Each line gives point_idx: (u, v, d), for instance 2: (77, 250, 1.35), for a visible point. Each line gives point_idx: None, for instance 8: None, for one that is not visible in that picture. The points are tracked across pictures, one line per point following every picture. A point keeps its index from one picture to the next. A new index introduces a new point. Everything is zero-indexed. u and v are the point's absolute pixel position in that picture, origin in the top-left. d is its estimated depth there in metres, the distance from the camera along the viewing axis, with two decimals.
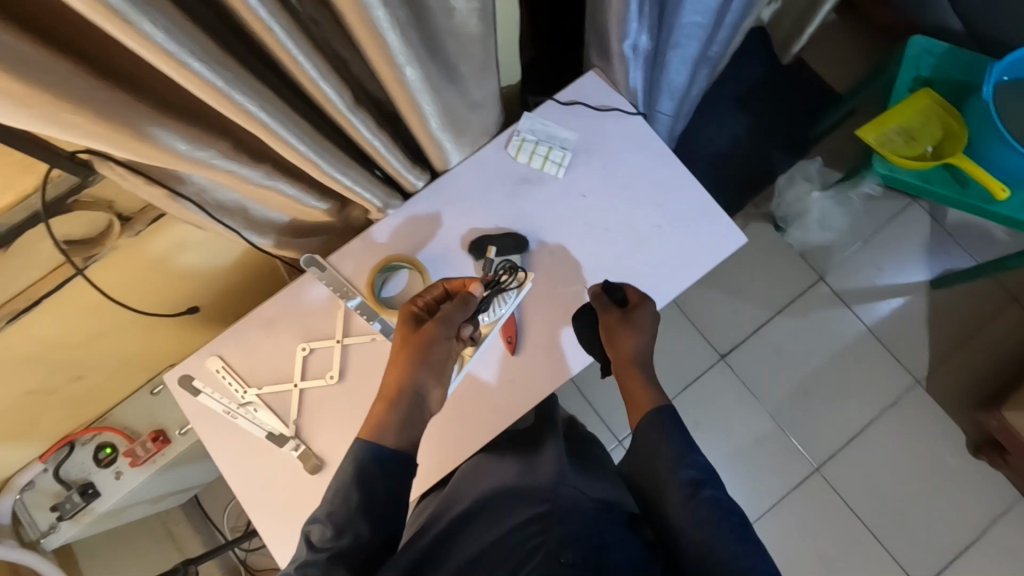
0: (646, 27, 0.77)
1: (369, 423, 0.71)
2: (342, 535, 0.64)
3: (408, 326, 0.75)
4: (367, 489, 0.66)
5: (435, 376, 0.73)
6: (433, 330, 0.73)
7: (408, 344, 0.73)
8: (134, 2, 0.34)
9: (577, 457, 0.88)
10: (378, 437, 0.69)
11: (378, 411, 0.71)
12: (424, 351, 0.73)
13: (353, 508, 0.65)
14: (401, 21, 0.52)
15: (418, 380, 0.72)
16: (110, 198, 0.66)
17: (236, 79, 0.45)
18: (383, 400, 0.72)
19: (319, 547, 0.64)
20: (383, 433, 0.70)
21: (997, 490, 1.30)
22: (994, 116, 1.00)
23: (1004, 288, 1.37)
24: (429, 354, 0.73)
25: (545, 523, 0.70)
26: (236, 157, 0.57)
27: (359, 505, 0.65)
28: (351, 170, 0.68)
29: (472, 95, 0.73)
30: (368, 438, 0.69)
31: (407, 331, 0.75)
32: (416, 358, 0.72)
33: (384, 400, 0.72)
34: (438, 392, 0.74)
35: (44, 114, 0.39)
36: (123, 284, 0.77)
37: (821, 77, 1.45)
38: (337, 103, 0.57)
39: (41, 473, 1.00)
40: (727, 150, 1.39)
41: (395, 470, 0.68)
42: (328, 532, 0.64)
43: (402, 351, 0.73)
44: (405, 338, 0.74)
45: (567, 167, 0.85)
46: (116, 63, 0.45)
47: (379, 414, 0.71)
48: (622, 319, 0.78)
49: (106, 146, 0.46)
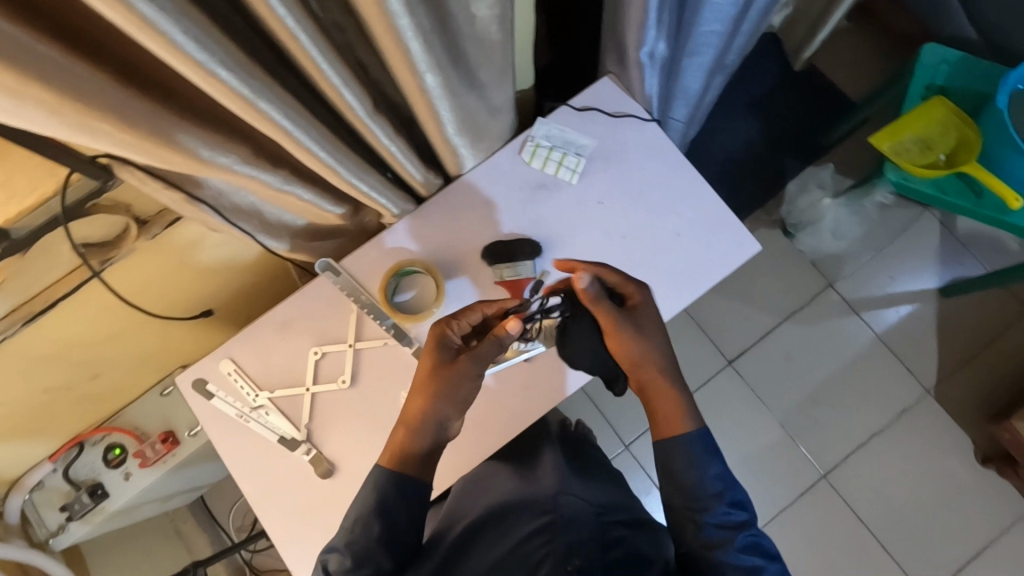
0: (664, 35, 0.77)
1: (389, 449, 0.70)
2: (364, 565, 0.65)
3: (437, 357, 0.69)
4: (387, 518, 0.66)
5: (459, 410, 0.70)
6: (466, 369, 0.68)
7: (436, 381, 0.68)
8: (167, 12, 0.34)
9: (574, 460, 0.89)
10: (401, 471, 0.68)
11: (398, 439, 0.69)
12: (453, 390, 0.68)
13: (373, 538, 0.65)
14: (425, 29, 0.52)
15: (444, 417, 0.68)
16: (129, 202, 0.66)
17: (262, 86, 0.45)
18: (404, 430, 0.69)
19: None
20: (406, 465, 0.68)
21: (1006, 501, 1.30)
22: (1010, 126, 1.00)
23: (1016, 297, 1.37)
24: (458, 394, 0.68)
25: (548, 534, 0.71)
26: (257, 163, 0.57)
27: (377, 537, 0.66)
28: (368, 176, 0.68)
29: (489, 101, 0.73)
30: (389, 470, 0.68)
31: (438, 364, 0.69)
32: (444, 397, 0.68)
33: (405, 429, 0.69)
34: (458, 422, 0.72)
35: (74, 122, 0.40)
36: (138, 286, 0.77)
37: (834, 84, 1.45)
38: (358, 109, 0.57)
39: (51, 473, 1.00)
40: (738, 156, 1.40)
41: (412, 484, 0.68)
42: (347, 561, 0.65)
43: (428, 385, 0.68)
44: (434, 370, 0.69)
45: (580, 173, 0.85)
46: (144, 70, 0.45)
47: (399, 444, 0.69)
48: (632, 326, 0.72)
49: (132, 153, 0.46)
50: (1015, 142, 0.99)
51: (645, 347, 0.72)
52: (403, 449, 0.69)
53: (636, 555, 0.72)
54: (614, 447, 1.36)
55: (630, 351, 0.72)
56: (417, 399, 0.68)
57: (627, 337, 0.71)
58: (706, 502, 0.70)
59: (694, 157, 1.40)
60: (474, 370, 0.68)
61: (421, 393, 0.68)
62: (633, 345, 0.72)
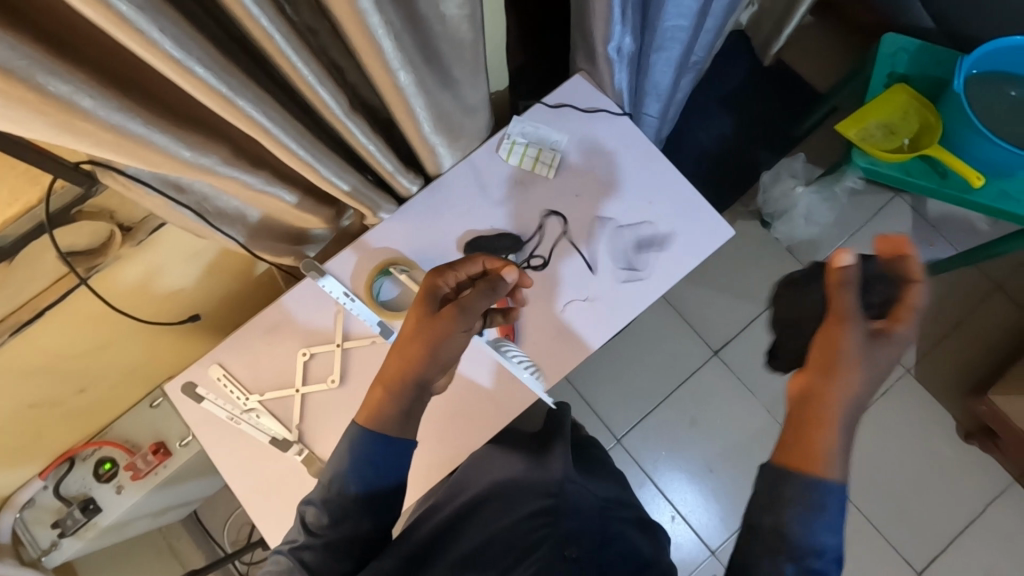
0: (630, 30, 0.80)
1: (367, 407, 0.70)
2: (340, 525, 0.67)
3: (426, 310, 0.70)
4: (364, 483, 0.67)
5: (442, 368, 0.69)
6: (449, 321, 0.67)
7: (422, 333, 0.68)
8: (145, 11, 0.36)
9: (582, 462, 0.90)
10: (377, 427, 0.68)
11: (379, 398, 0.69)
12: (436, 345, 0.67)
13: (349, 499, 0.67)
14: (396, 27, 0.54)
15: (424, 371, 0.68)
16: (113, 208, 0.67)
17: (239, 85, 0.47)
18: (384, 386, 0.69)
19: (313, 531, 0.67)
20: (383, 421, 0.68)
21: (990, 475, 1.33)
22: (967, 108, 1.03)
23: (988, 277, 1.41)
24: (440, 347, 0.67)
25: (550, 518, 0.74)
26: (238, 164, 0.59)
27: (353, 498, 0.67)
28: (348, 175, 0.70)
29: (465, 99, 0.75)
30: (364, 424, 0.69)
31: (425, 317, 0.69)
32: (427, 351, 0.67)
33: (384, 383, 0.69)
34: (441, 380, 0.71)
35: (58, 122, 0.41)
36: (123, 294, 0.78)
37: (802, 77, 1.50)
38: (334, 108, 0.59)
39: (42, 490, 0.99)
40: (713, 151, 1.44)
41: (391, 444, 0.68)
42: (323, 518, 0.67)
43: (414, 335, 0.68)
44: (420, 323, 0.69)
45: (556, 168, 0.88)
46: (126, 74, 0.46)
47: (376, 399, 0.69)
48: (862, 336, 0.63)
49: (112, 153, 0.48)
50: (972, 124, 1.03)
51: (858, 355, 0.62)
52: (381, 411, 0.69)
53: (628, 552, 0.74)
54: (605, 439, 1.37)
55: (841, 350, 0.63)
56: (401, 352, 0.69)
57: (845, 332, 0.63)
58: None
59: (670, 153, 1.44)
60: (457, 321, 0.68)
61: (406, 347, 0.69)
62: (848, 346, 0.63)
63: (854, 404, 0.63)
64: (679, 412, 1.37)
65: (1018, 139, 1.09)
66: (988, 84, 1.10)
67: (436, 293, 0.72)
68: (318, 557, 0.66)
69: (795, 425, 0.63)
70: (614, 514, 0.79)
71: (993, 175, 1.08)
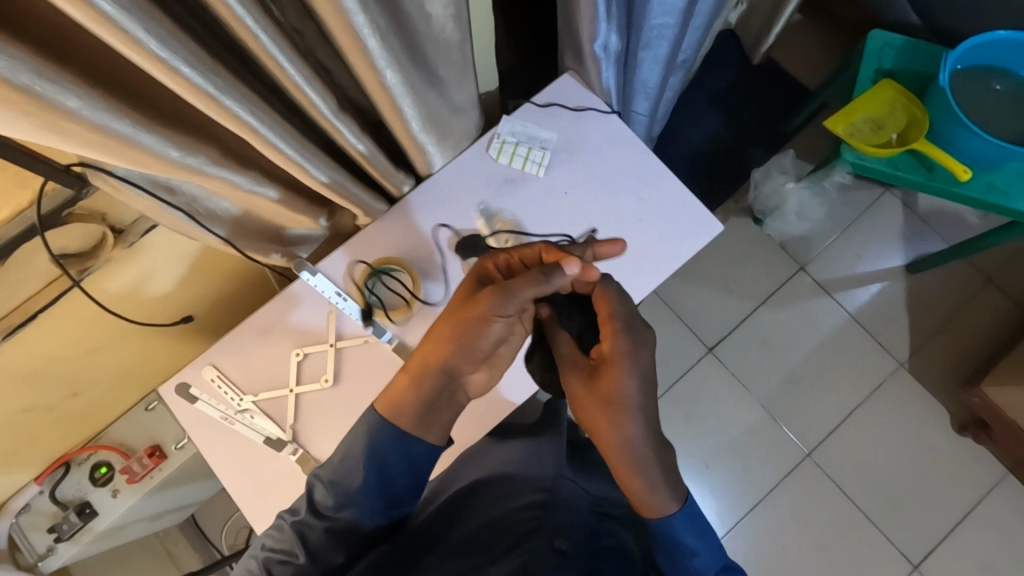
0: (616, 28, 0.81)
1: (387, 392, 0.71)
2: (344, 512, 0.69)
3: (467, 292, 0.71)
4: (374, 472, 0.69)
5: (468, 351, 0.68)
6: (481, 301, 0.66)
7: (457, 312, 0.68)
8: (129, 12, 0.37)
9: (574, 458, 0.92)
10: (389, 412, 0.69)
11: (400, 378, 0.70)
12: (467, 328, 0.67)
13: (355, 487, 0.69)
14: (381, 27, 0.54)
15: (450, 354, 0.68)
16: (104, 210, 0.67)
17: (226, 85, 0.48)
18: (407, 366, 0.70)
19: (319, 512, 0.69)
20: (399, 401, 0.69)
21: (984, 466, 1.34)
22: (953, 102, 1.04)
23: (979, 270, 1.42)
24: (465, 325, 0.67)
25: (541, 510, 0.74)
26: (227, 163, 0.59)
27: (361, 484, 0.69)
28: (339, 175, 0.71)
29: (453, 99, 0.76)
30: (380, 407, 0.70)
31: (466, 299, 0.69)
32: (457, 332, 0.67)
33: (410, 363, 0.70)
34: (468, 366, 0.69)
35: (43, 122, 0.42)
36: (115, 296, 0.79)
37: (791, 74, 1.51)
38: (322, 108, 0.59)
39: (38, 495, 0.99)
40: (704, 149, 1.45)
41: (402, 440, 0.69)
42: (331, 498, 0.69)
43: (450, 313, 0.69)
44: (457, 303, 0.69)
45: (546, 166, 0.88)
46: (113, 76, 0.47)
47: (399, 379, 0.70)
48: (575, 382, 0.71)
49: (100, 153, 0.48)
50: (958, 117, 1.04)
51: (585, 401, 0.70)
52: (399, 391, 0.70)
53: (620, 547, 0.74)
54: None
55: (575, 405, 0.72)
56: (432, 331, 0.70)
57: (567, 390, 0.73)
58: None
59: (661, 151, 1.45)
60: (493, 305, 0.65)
61: (438, 325, 0.69)
62: (572, 394, 0.71)
63: (626, 435, 0.68)
64: (674, 408, 1.38)
65: (1004, 132, 1.09)
66: (973, 79, 1.11)
67: (484, 277, 0.72)
68: (319, 537, 0.68)
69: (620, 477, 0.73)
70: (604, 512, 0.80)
71: (980, 169, 1.09)
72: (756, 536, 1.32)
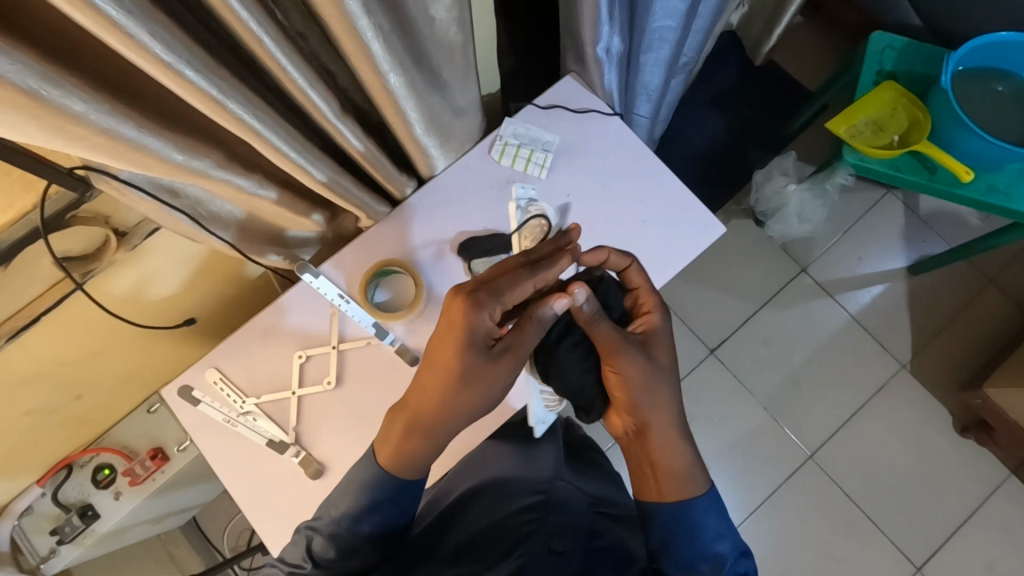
0: (618, 31, 0.82)
1: (395, 451, 0.69)
2: (348, 559, 0.69)
3: (475, 361, 0.63)
4: (376, 518, 0.69)
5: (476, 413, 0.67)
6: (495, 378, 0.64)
7: (471, 387, 0.64)
8: (134, 15, 0.37)
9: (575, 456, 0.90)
10: (401, 470, 0.70)
11: (412, 447, 0.68)
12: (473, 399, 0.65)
13: (360, 537, 0.69)
14: (385, 30, 0.54)
15: (468, 419, 0.67)
16: (108, 212, 0.67)
17: (230, 88, 0.48)
18: (421, 436, 0.67)
19: (320, 563, 0.68)
20: (409, 464, 0.69)
21: (986, 467, 1.33)
22: (954, 103, 1.04)
23: (980, 271, 1.42)
24: (476, 399, 0.65)
25: (538, 512, 0.76)
26: (230, 166, 0.59)
27: (364, 533, 0.69)
28: (341, 178, 0.71)
29: (456, 101, 0.76)
30: (391, 467, 0.69)
31: (477, 375, 0.64)
32: (476, 406, 0.66)
33: (413, 431, 0.67)
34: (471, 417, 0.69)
35: (50, 127, 0.42)
36: (117, 298, 0.78)
37: (792, 76, 1.51)
38: (325, 111, 0.60)
39: (40, 497, 0.98)
40: (706, 151, 1.46)
41: (407, 449, 0.68)
42: (332, 551, 0.68)
43: (454, 386, 0.64)
44: (467, 377, 0.64)
45: (548, 168, 0.88)
46: (119, 79, 0.47)
47: (404, 445, 0.68)
48: (634, 364, 0.66)
49: (105, 157, 0.48)
50: (959, 118, 1.04)
51: (638, 386, 0.66)
52: (413, 456, 0.69)
53: (622, 549, 0.74)
54: (604, 439, 1.37)
55: (625, 388, 0.67)
56: (443, 406, 0.65)
57: (616, 372, 0.66)
58: (695, 479, 0.69)
59: (663, 152, 1.45)
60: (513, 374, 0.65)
61: (450, 401, 0.65)
62: (628, 377, 0.66)
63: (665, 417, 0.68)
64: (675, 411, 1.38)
65: (1006, 134, 1.09)
66: (974, 80, 1.11)
67: (483, 336, 0.64)
68: None
69: (639, 465, 0.71)
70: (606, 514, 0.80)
71: (982, 170, 1.08)
72: (757, 539, 1.32)
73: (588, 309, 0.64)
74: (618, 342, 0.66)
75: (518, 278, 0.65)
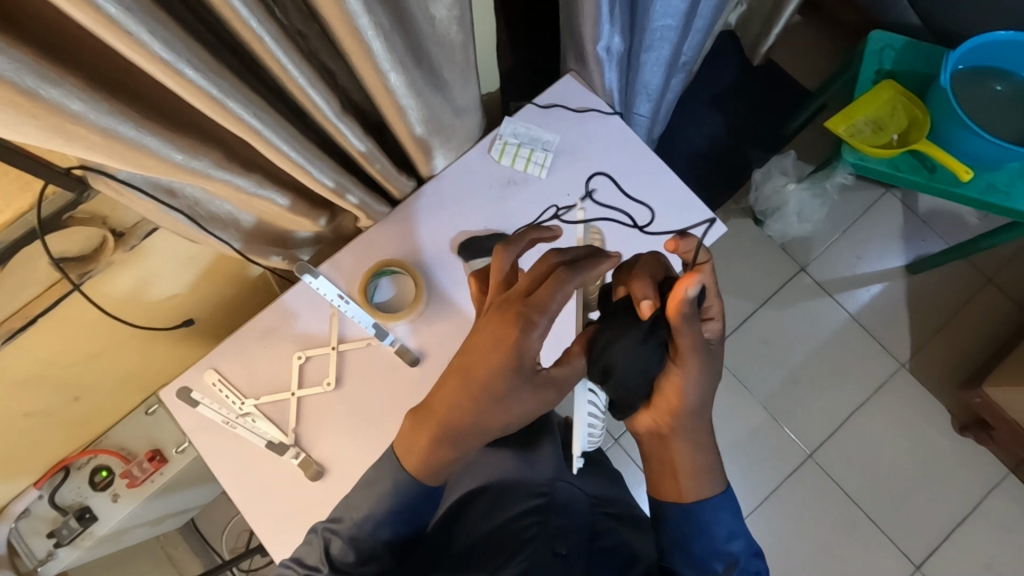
0: (618, 30, 0.81)
1: (421, 460, 0.67)
2: (365, 565, 0.68)
3: (517, 383, 0.60)
4: (397, 523, 0.69)
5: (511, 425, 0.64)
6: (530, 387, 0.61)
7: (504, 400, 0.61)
8: (134, 14, 0.36)
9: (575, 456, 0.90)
10: (425, 474, 0.68)
11: (440, 456, 0.66)
12: (508, 410, 0.62)
13: (380, 542, 0.69)
14: (385, 29, 0.54)
15: (501, 432, 0.65)
16: (105, 213, 0.67)
17: (230, 87, 0.47)
18: (452, 447, 0.65)
19: (337, 566, 0.67)
20: (433, 470, 0.67)
21: (986, 465, 1.34)
22: (953, 102, 1.04)
23: (978, 269, 1.42)
24: (511, 410, 0.62)
25: (542, 514, 0.76)
26: (229, 166, 0.59)
27: (385, 539, 0.69)
28: (340, 177, 0.70)
29: (456, 100, 0.76)
30: (416, 472, 0.68)
31: (518, 394, 0.61)
32: (513, 422, 0.63)
33: (441, 439, 0.65)
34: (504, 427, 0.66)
35: (49, 126, 0.41)
36: (114, 300, 0.78)
37: (791, 76, 1.51)
38: (325, 110, 0.59)
39: (37, 501, 0.98)
40: (705, 150, 1.45)
41: (428, 451, 0.66)
42: (351, 554, 0.67)
43: (486, 396, 0.61)
44: (506, 397, 0.61)
45: (548, 167, 0.88)
46: (118, 77, 0.47)
47: (431, 451, 0.66)
48: (705, 369, 0.62)
49: (103, 157, 0.48)
50: (959, 117, 1.04)
51: (698, 391, 0.63)
52: (440, 466, 0.67)
53: (626, 551, 0.74)
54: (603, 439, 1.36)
55: (683, 393, 0.63)
56: (478, 421, 0.63)
57: (686, 377, 0.62)
58: (698, 479, 0.69)
59: (662, 151, 1.45)
60: (553, 397, 0.63)
61: (486, 418, 0.63)
62: (692, 382, 0.62)
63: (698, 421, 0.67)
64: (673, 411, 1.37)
65: (1005, 133, 1.10)
66: (973, 80, 1.11)
67: (527, 358, 0.60)
68: None
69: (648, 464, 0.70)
70: (608, 515, 0.80)
71: (981, 169, 1.08)
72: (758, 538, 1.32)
73: (692, 305, 0.57)
74: (700, 347, 0.61)
75: (558, 282, 0.59)
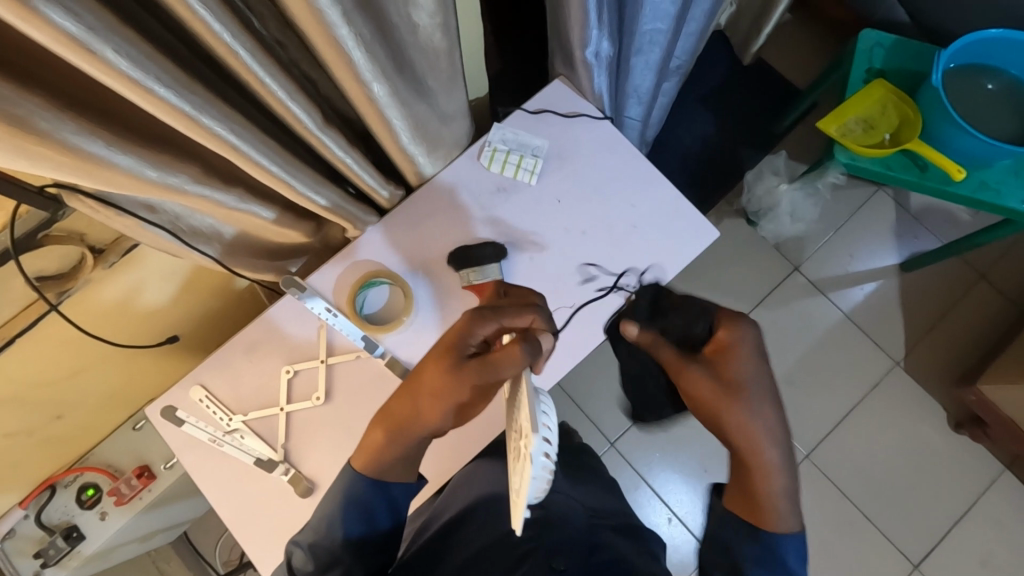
0: (607, 34, 0.80)
1: (369, 450, 0.68)
2: (329, 571, 0.66)
3: (449, 361, 0.63)
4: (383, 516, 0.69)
5: (429, 418, 0.65)
6: (457, 378, 0.61)
7: (427, 386, 0.64)
8: (96, 32, 0.35)
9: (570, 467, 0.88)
10: (375, 464, 0.68)
11: (379, 442, 0.67)
12: (426, 395, 0.64)
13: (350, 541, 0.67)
14: (366, 39, 0.53)
15: (439, 424, 0.65)
16: (82, 230, 0.67)
17: (204, 102, 0.46)
18: (387, 432, 0.67)
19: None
20: (377, 462, 0.68)
21: (981, 461, 1.33)
22: (944, 100, 1.03)
23: (971, 266, 1.42)
24: (432, 394, 0.63)
25: (536, 531, 0.74)
26: (209, 182, 0.58)
27: (363, 539, 0.68)
28: (324, 189, 0.69)
29: (442, 107, 0.75)
30: (366, 465, 0.68)
31: (438, 379, 0.63)
32: (430, 411, 0.64)
33: (386, 428, 0.67)
34: (431, 427, 0.65)
35: (11, 146, 0.40)
36: (95, 318, 0.77)
37: (781, 75, 1.50)
38: (307, 122, 0.58)
39: (23, 519, 0.95)
40: (697, 151, 1.45)
41: (376, 439, 0.67)
42: (311, 563, 0.66)
43: (420, 379, 0.65)
44: (435, 373, 0.63)
45: (538, 173, 0.87)
46: (84, 95, 0.45)
47: (379, 440, 0.67)
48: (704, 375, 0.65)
49: (74, 176, 0.47)
50: (950, 115, 1.03)
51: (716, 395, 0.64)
52: (387, 455, 0.68)
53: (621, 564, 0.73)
54: (599, 444, 1.33)
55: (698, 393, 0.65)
56: (416, 403, 0.65)
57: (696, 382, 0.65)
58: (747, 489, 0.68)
59: (653, 152, 1.44)
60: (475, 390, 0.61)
61: (421, 399, 0.65)
62: (704, 381, 0.64)
63: None
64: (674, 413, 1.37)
65: (998, 131, 1.09)
66: (965, 78, 1.11)
67: (465, 342, 0.64)
68: None
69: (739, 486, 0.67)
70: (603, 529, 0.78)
71: (974, 167, 1.08)
72: None
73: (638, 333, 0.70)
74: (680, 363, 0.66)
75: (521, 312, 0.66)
